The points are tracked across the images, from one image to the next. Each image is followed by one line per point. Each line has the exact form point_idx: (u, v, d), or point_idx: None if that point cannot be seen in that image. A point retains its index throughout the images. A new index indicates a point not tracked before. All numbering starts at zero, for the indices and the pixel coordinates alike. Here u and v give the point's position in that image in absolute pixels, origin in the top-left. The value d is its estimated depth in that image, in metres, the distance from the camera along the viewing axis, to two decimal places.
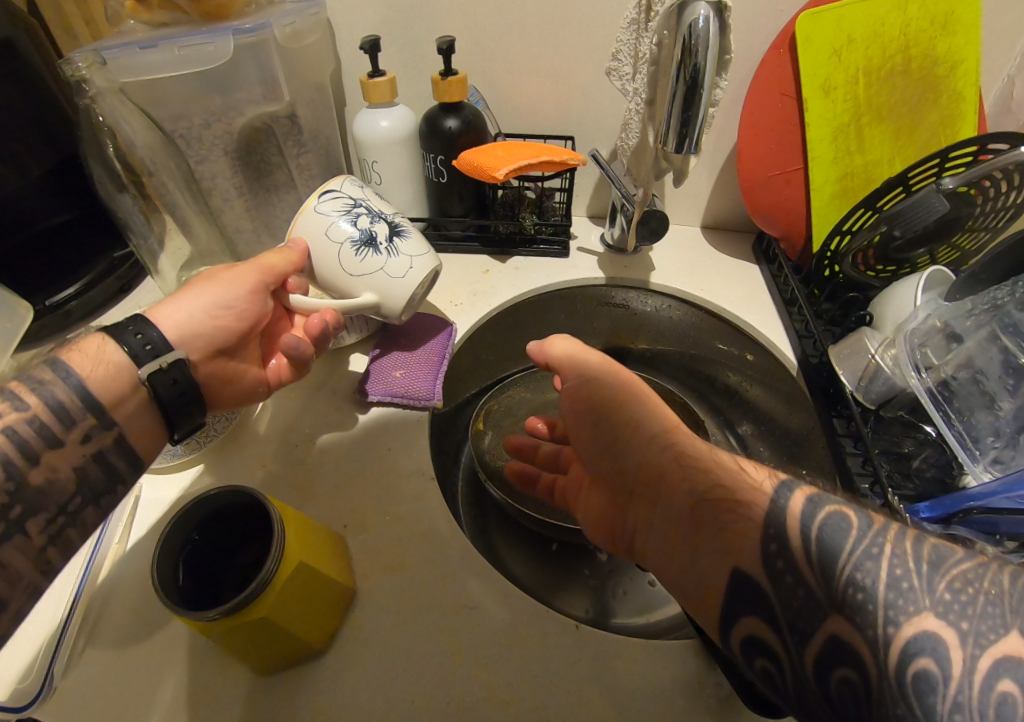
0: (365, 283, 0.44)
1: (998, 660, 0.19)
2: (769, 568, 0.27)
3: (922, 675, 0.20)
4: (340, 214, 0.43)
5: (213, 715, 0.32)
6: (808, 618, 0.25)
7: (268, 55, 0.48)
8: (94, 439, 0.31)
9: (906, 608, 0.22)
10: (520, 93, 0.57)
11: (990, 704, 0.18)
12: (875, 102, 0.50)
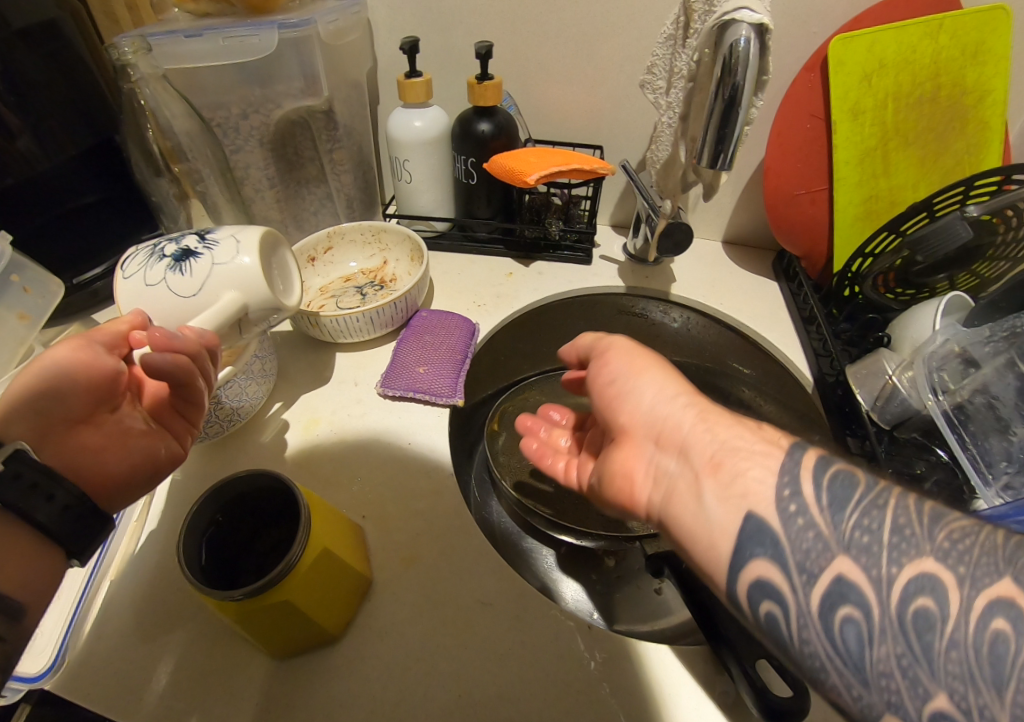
0: (214, 288, 0.35)
1: (992, 600, 0.20)
2: (781, 512, 0.24)
3: (922, 613, 0.21)
4: (144, 262, 0.36)
5: (227, 693, 0.33)
6: (815, 558, 0.23)
7: (310, 51, 0.49)
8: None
9: (907, 550, 0.22)
10: (553, 101, 0.58)
11: (984, 643, 0.19)
12: (903, 127, 0.51)
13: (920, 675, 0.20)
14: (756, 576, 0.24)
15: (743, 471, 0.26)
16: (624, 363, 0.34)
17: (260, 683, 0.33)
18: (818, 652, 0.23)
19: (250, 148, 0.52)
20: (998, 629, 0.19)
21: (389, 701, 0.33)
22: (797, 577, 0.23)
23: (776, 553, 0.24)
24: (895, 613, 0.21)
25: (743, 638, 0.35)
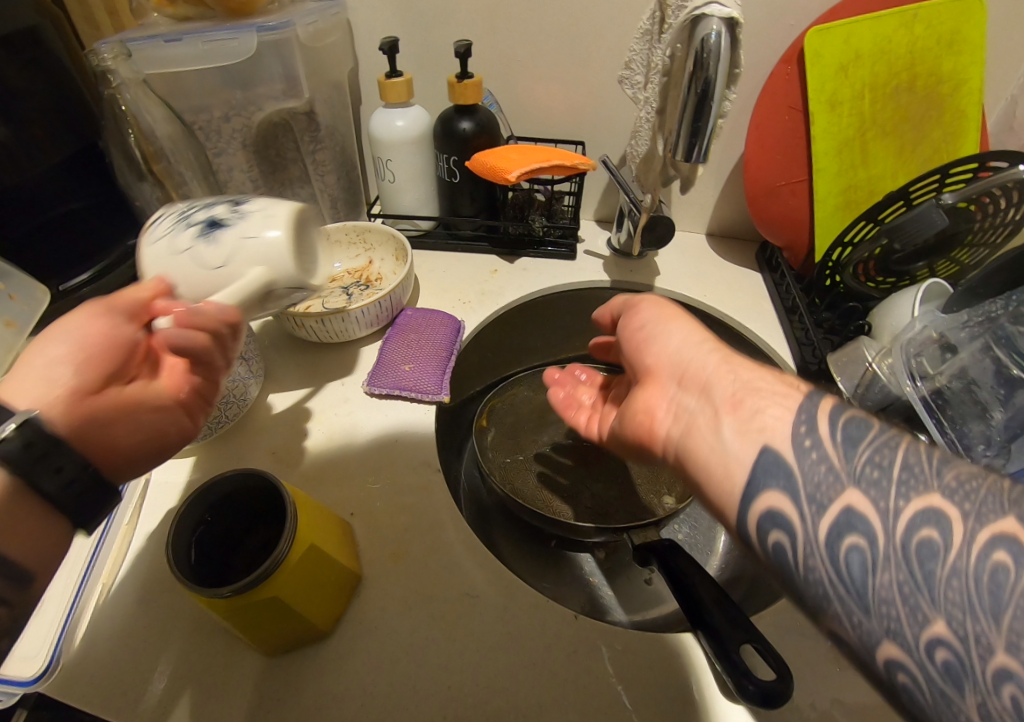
0: (244, 266, 0.32)
1: (996, 534, 0.19)
2: (796, 444, 0.25)
3: (925, 543, 0.20)
4: (171, 227, 0.33)
5: (220, 692, 0.33)
6: (826, 489, 0.23)
7: (290, 53, 0.49)
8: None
9: (914, 484, 0.21)
10: (534, 98, 0.58)
11: (985, 572, 0.19)
12: (881, 117, 0.52)
13: (920, 602, 0.20)
14: (768, 506, 0.25)
15: (762, 408, 0.26)
16: (656, 312, 0.35)
17: (253, 680, 0.34)
18: (823, 580, 0.22)
19: (231, 150, 0.53)
20: (999, 563, 0.18)
21: (381, 696, 0.33)
22: (809, 508, 0.23)
23: (788, 483, 0.24)
24: (900, 543, 0.21)
25: (728, 623, 0.35)
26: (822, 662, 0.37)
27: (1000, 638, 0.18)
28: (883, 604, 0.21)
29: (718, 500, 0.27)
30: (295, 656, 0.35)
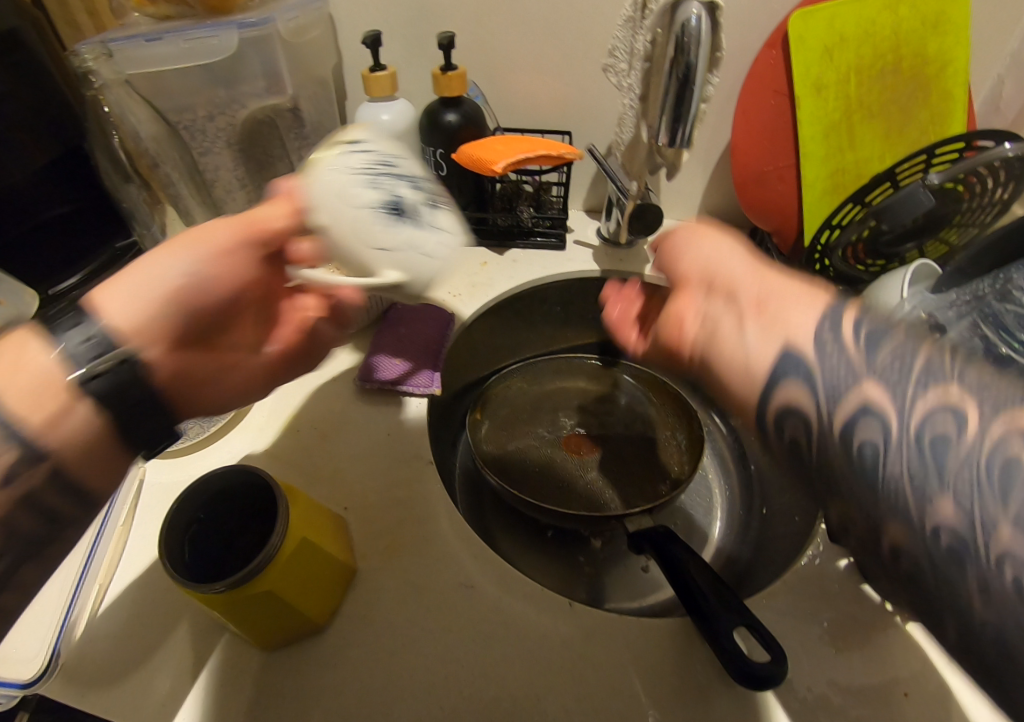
0: (396, 265, 0.28)
1: (1009, 426, 0.18)
2: (817, 343, 0.24)
3: (939, 436, 0.20)
4: (360, 172, 0.28)
5: (217, 688, 0.33)
6: (843, 383, 0.23)
7: (272, 50, 0.49)
8: (19, 481, 0.24)
9: (932, 378, 0.21)
10: (520, 89, 0.58)
11: (994, 464, 0.18)
12: (868, 99, 0.51)
13: (929, 485, 0.19)
14: (787, 400, 0.25)
15: (787, 317, 0.26)
16: (698, 234, 0.34)
17: (253, 676, 0.34)
18: (834, 457, 0.23)
19: (218, 150, 0.52)
20: (1011, 454, 0.18)
21: (378, 690, 0.33)
22: (827, 399, 0.23)
23: (808, 378, 0.24)
24: (911, 427, 0.20)
25: (722, 608, 0.36)
26: (814, 643, 0.37)
27: (1008, 522, 0.17)
28: (895, 486, 0.20)
29: (747, 401, 0.28)
30: (292, 652, 0.35)
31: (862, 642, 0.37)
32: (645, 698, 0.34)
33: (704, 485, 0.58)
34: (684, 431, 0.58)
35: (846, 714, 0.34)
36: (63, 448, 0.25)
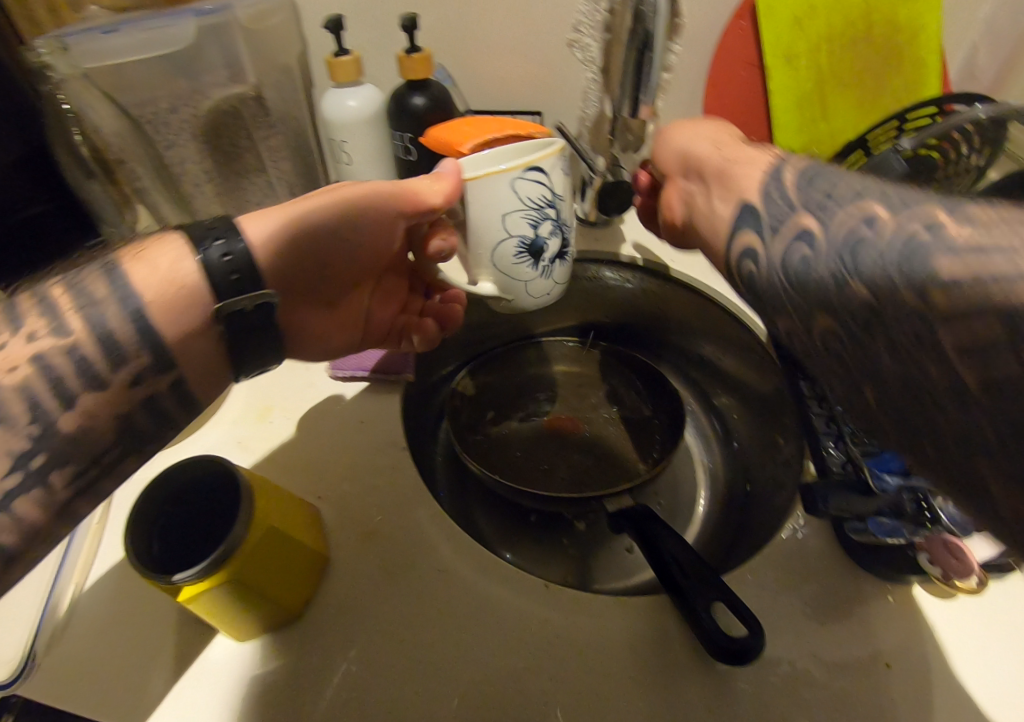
0: (500, 281, 0.42)
1: (919, 217, 0.20)
2: (764, 192, 0.28)
3: (857, 235, 0.22)
4: (529, 207, 0.38)
5: (189, 684, 0.33)
6: (781, 217, 0.26)
7: (231, 39, 0.50)
8: (144, 382, 0.29)
9: (861, 199, 0.23)
10: (484, 71, 0.58)
11: (900, 242, 0.20)
12: (840, 67, 0.51)
13: (845, 276, 0.22)
14: (742, 245, 0.29)
15: (744, 174, 0.30)
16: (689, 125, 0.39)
17: (230, 670, 0.33)
18: (778, 284, 0.26)
19: (184, 142, 0.52)
20: (914, 233, 0.20)
21: (351, 680, 0.33)
22: (770, 232, 0.27)
23: (756, 220, 0.28)
24: (835, 237, 0.23)
25: (699, 584, 0.36)
26: (796, 616, 0.37)
27: (909, 288, 0.19)
28: (824, 285, 0.23)
29: (720, 256, 0.32)
30: (268, 646, 0.34)
31: (844, 614, 0.37)
32: (624, 680, 0.33)
33: (688, 465, 0.58)
34: (663, 412, 0.58)
35: (822, 684, 0.34)
36: (184, 354, 0.30)
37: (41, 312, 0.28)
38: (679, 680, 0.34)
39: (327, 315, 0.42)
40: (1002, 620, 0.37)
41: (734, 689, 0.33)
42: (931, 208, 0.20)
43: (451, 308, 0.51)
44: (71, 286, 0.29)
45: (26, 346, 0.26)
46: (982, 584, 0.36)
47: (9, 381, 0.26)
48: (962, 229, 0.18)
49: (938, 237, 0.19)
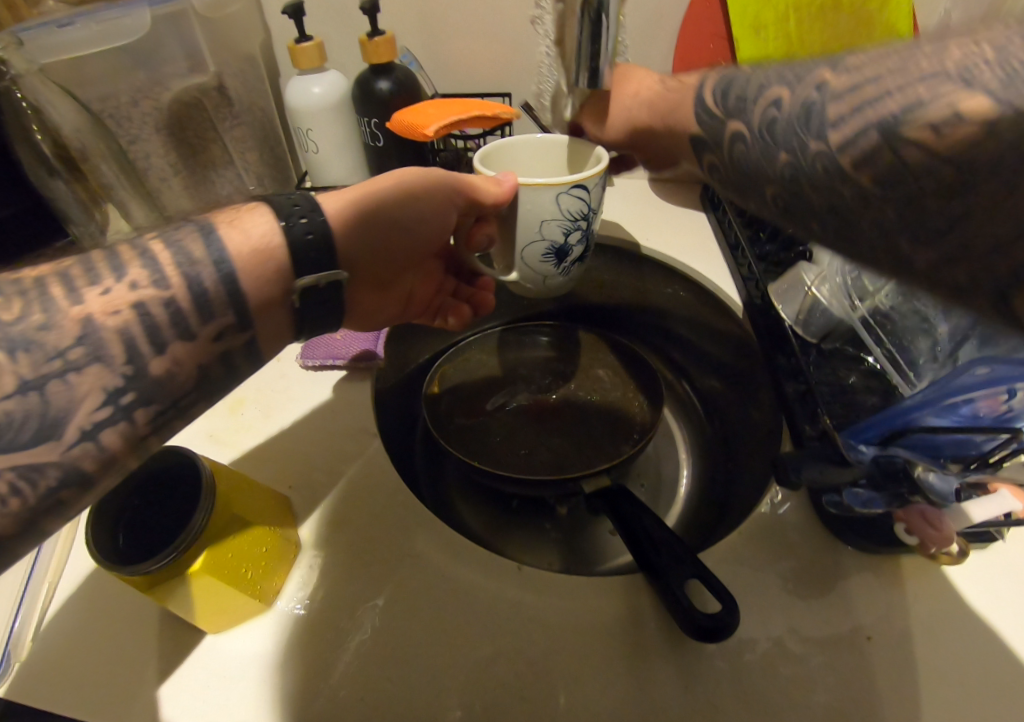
0: (524, 274, 0.46)
1: (814, 84, 0.28)
2: (701, 108, 0.38)
3: (776, 114, 0.30)
4: (566, 219, 0.41)
5: (147, 689, 0.32)
6: (720, 127, 0.36)
7: (188, 26, 0.51)
8: (225, 339, 0.28)
9: (769, 89, 0.31)
10: (455, 52, 0.64)
11: (797, 106, 0.28)
12: (809, 38, 0.54)
13: (774, 149, 0.30)
14: (704, 149, 0.38)
15: (682, 101, 0.40)
16: (627, 76, 0.48)
17: (209, 666, 0.32)
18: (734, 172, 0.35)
19: (147, 136, 0.52)
20: (809, 97, 0.28)
21: (320, 675, 0.32)
22: (719, 144, 0.36)
23: (707, 133, 0.37)
24: (758, 127, 0.32)
25: (673, 561, 0.35)
26: (775, 593, 0.36)
27: (816, 139, 0.27)
28: (760, 159, 0.32)
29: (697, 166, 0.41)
30: (233, 642, 0.33)
31: (824, 590, 0.36)
32: (597, 663, 0.33)
33: (669, 447, 0.58)
34: (646, 393, 0.57)
35: (806, 663, 0.33)
36: (262, 320, 0.29)
37: (144, 261, 0.26)
38: (650, 663, 0.33)
39: (382, 300, 0.42)
40: (979, 588, 0.36)
41: (708, 668, 0.32)
42: (817, 73, 0.28)
43: (483, 294, 0.54)
44: (173, 242, 0.27)
45: (128, 289, 0.25)
46: (961, 552, 0.36)
47: (109, 323, 0.24)
48: (841, 78, 0.26)
49: (823, 93, 0.27)
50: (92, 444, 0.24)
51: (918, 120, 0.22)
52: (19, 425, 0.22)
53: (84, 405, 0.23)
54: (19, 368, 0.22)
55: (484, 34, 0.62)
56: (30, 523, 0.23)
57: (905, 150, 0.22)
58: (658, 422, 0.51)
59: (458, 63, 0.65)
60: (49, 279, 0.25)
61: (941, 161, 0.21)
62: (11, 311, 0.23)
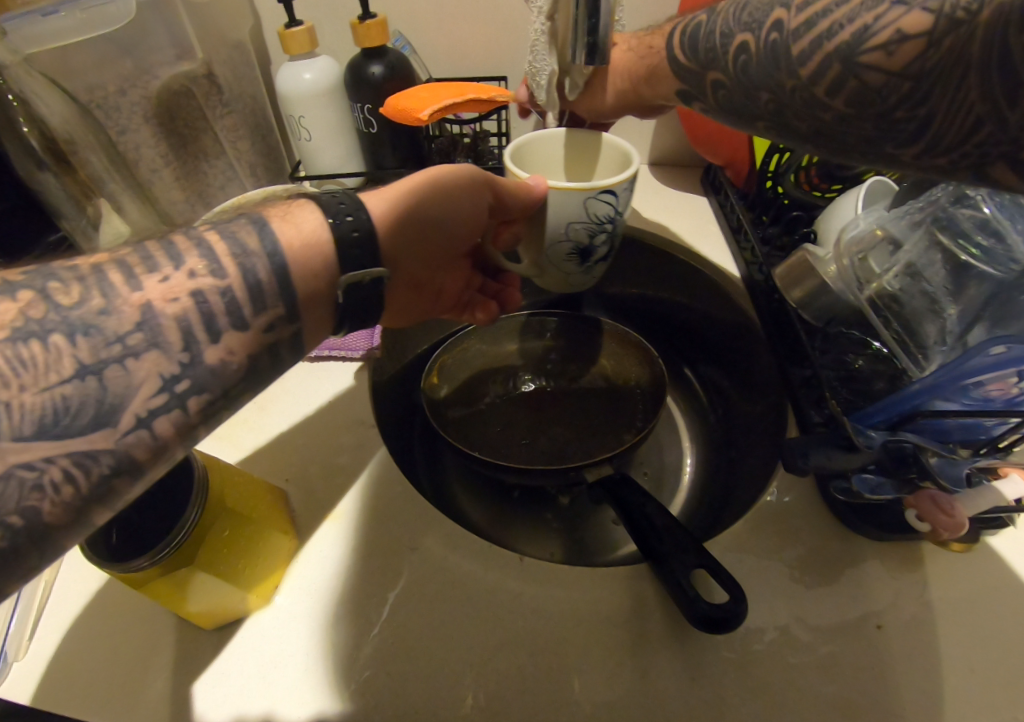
0: (552, 273, 0.44)
1: (774, 26, 0.32)
2: (678, 61, 0.41)
3: (748, 61, 0.34)
4: (592, 220, 0.39)
5: (142, 687, 0.31)
6: (702, 74, 0.39)
7: (175, 15, 0.51)
8: (276, 331, 0.27)
9: (735, 34, 0.35)
10: (448, 36, 0.63)
11: (766, 51, 0.32)
12: None
13: (756, 91, 0.34)
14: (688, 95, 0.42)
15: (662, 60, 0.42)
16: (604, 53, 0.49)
17: (221, 661, 0.32)
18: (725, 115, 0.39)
19: (135, 127, 0.52)
20: (773, 38, 0.32)
21: (319, 671, 0.31)
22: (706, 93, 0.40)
23: (690, 84, 0.41)
24: (735, 72, 0.36)
25: (676, 549, 0.35)
26: (781, 581, 0.35)
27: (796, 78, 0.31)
28: (745, 101, 0.36)
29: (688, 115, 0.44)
30: (228, 637, 0.33)
31: (833, 577, 0.35)
32: (598, 652, 0.32)
33: (671, 435, 0.57)
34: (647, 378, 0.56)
35: (814, 650, 0.32)
36: (308, 314, 0.29)
37: (201, 250, 0.25)
38: (653, 653, 0.32)
39: (418, 298, 0.42)
40: (991, 573, 0.35)
41: (714, 658, 0.32)
42: (773, 15, 0.32)
43: (512, 291, 0.52)
44: (229, 233, 0.26)
45: (186, 277, 0.24)
46: (970, 542, 0.36)
47: (169, 310, 0.23)
48: (795, 22, 0.30)
49: (784, 31, 0.31)
50: (147, 432, 0.22)
51: (870, 45, 0.27)
52: (75, 411, 0.21)
53: (142, 391, 0.22)
54: (78, 352, 0.21)
55: (477, 15, 0.60)
56: (82, 515, 0.21)
57: (865, 74, 0.27)
58: (660, 409, 0.51)
59: (450, 48, 0.64)
60: (105, 266, 0.24)
61: (902, 75, 0.26)
62: (69, 295, 0.22)
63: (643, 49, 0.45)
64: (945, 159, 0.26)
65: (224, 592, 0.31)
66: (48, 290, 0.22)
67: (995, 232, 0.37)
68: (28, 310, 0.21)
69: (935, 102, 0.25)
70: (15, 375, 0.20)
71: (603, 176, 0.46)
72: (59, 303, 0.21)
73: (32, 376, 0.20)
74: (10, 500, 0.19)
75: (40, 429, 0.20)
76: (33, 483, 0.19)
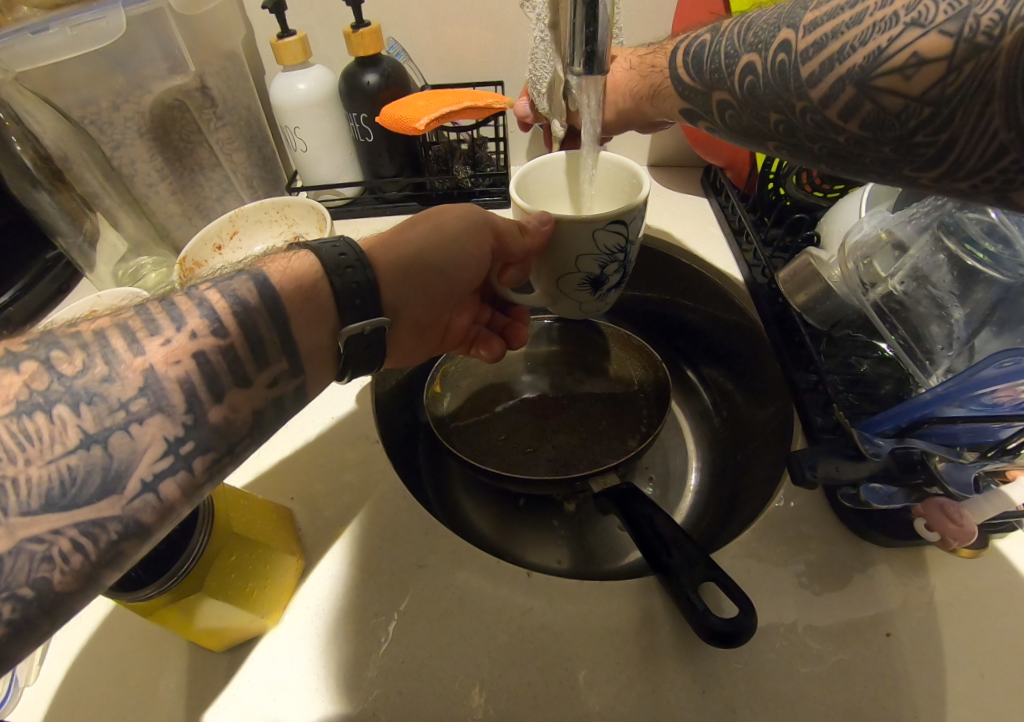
0: (563, 302, 0.44)
1: (782, 43, 0.32)
2: (680, 74, 0.41)
3: (753, 79, 0.34)
4: (605, 250, 0.39)
5: (147, 712, 0.31)
6: (703, 90, 0.39)
7: (165, 26, 0.49)
8: (279, 385, 0.28)
9: (740, 52, 0.35)
10: (443, 41, 0.62)
11: (775, 68, 0.33)
12: None
13: (762, 109, 0.35)
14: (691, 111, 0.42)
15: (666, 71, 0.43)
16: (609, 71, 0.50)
17: (227, 684, 0.32)
18: (727, 131, 0.39)
19: (130, 142, 0.51)
20: (781, 59, 0.32)
21: (332, 691, 0.31)
22: (709, 113, 0.40)
23: (694, 102, 0.41)
24: (739, 90, 0.36)
25: (685, 561, 0.34)
26: (789, 588, 0.35)
27: (805, 98, 0.31)
28: (752, 120, 0.36)
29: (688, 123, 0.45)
30: (231, 662, 0.33)
31: (842, 585, 0.35)
32: (606, 669, 0.32)
33: (677, 439, 0.57)
34: (653, 385, 0.56)
35: (825, 660, 0.32)
36: (312, 364, 0.30)
37: (202, 310, 0.25)
38: (664, 667, 0.32)
39: (422, 340, 0.42)
40: (1003, 579, 0.35)
41: (724, 672, 0.32)
42: (780, 36, 0.32)
43: (518, 327, 0.50)
44: (229, 289, 0.26)
45: (188, 338, 0.24)
46: (981, 548, 0.35)
47: (172, 374, 0.23)
48: (801, 39, 0.31)
49: (791, 53, 0.31)
50: (152, 496, 0.22)
51: (885, 68, 0.27)
52: (81, 481, 0.20)
53: (147, 456, 0.22)
54: (83, 421, 0.21)
55: (473, 20, 0.60)
56: (92, 580, 0.21)
57: (881, 97, 0.28)
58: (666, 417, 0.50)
59: (445, 53, 0.63)
60: (107, 330, 0.23)
61: (920, 101, 0.26)
62: (72, 363, 0.22)
63: (646, 68, 0.45)
64: (967, 183, 0.27)
65: (229, 616, 0.30)
66: (51, 359, 0.21)
67: (1002, 237, 0.36)
68: (32, 382, 0.21)
69: (958, 125, 0.25)
70: (20, 449, 0.19)
71: (611, 199, 0.45)
72: (62, 372, 0.21)
73: (37, 449, 0.20)
74: (20, 573, 0.18)
75: (47, 502, 0.19)
76: (43, 555, 0.19)
